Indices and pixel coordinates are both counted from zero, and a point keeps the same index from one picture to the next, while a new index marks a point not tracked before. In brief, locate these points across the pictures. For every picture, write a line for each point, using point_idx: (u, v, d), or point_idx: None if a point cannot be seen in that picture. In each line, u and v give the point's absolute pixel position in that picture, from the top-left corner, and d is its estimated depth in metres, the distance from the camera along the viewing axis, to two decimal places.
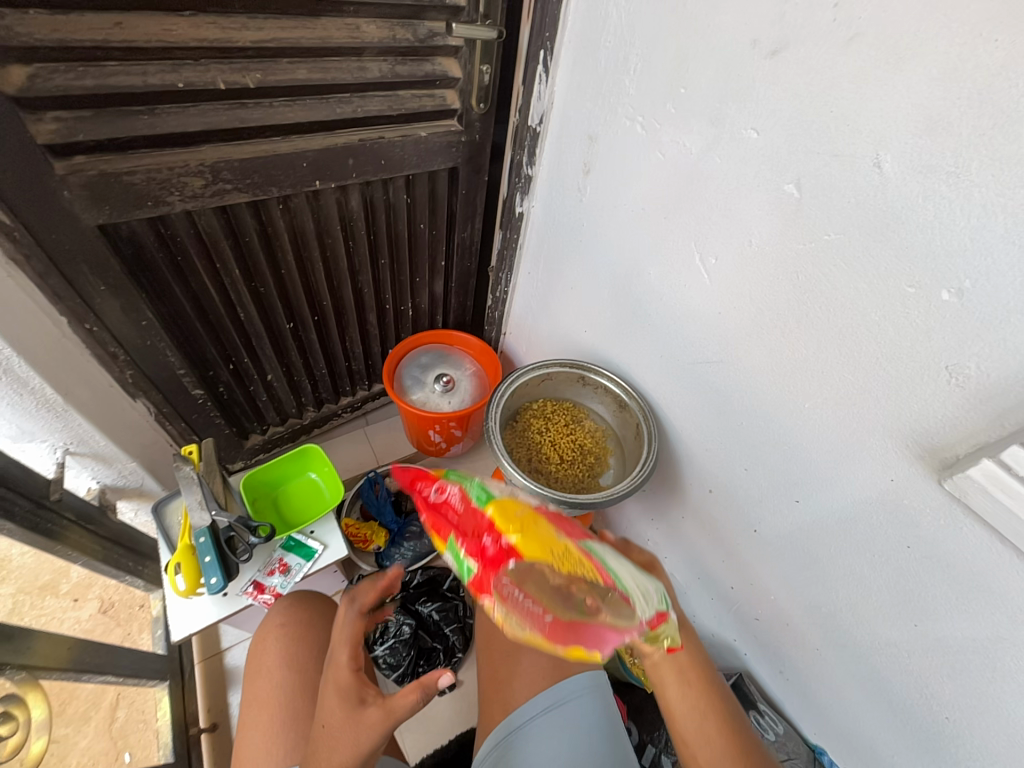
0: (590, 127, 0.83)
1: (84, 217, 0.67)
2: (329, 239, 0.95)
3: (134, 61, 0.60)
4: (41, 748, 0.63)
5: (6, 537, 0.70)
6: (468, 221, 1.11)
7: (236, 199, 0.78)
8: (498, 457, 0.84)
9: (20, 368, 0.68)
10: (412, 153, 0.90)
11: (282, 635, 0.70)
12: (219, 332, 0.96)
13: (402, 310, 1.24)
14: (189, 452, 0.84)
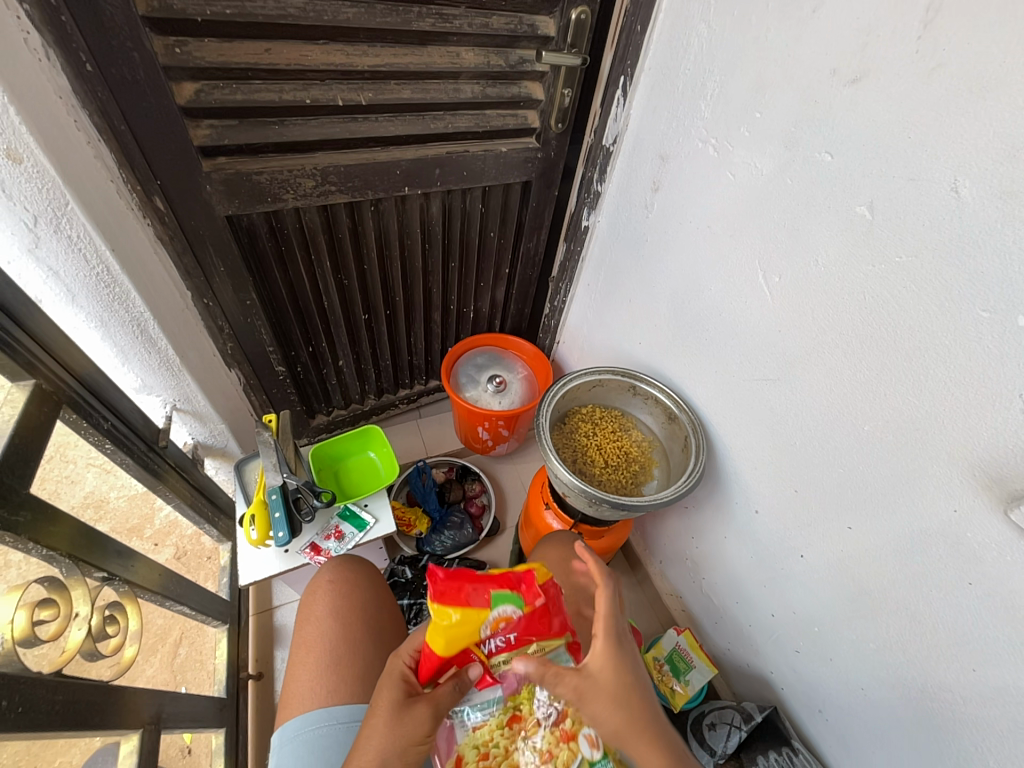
0: (663, 147, 0.87)
1: (218, 207, 0.79)
2: (409, 241, 1.05)
3: (275, 81, 0.71)
4: (132, 656, 0.71)
5: (123, 472, 0.81)
6: (535, 232, 1.18)
7: (337, 200, 0.88)
8: (546, 453, 0.87)
9: (153, 330, 0.79)
10: (492, 167, 0.98)
11: (331, 587, 0.72)
12: (305, 316, 1.07)
13: (464, 312, 1.32)
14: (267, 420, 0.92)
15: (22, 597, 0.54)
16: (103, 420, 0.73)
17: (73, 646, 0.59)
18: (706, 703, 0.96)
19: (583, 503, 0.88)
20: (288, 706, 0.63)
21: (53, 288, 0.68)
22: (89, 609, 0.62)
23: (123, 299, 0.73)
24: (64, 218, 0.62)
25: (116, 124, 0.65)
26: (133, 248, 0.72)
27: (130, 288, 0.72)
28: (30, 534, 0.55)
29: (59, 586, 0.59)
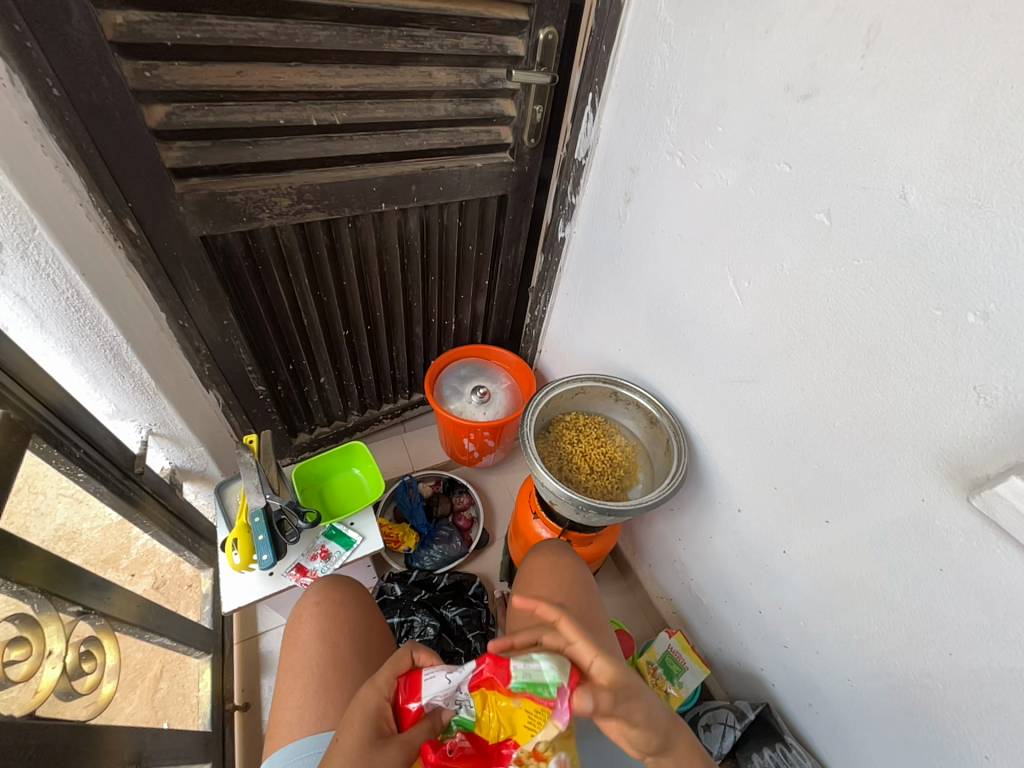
0: (632, 160, 0.90)
1: (192, 228, 0.79)
2: (387, 256, 1.05)
3: (247, 102, 0.72)
4: (110, 692, 0.68)
5: (98, 500, 0.79)
6: (513, 244, 1.19)
7: (314, 218, 0.88)
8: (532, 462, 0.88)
9: (126, 354, 0.78)
10: (467, 182, 0.99)
11: (318, 610, 0.71)
12: (284, 334, 1.06)
13: (446, 325, 1.33)
14: (247, 441, 0.90)
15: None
16: (75, 448, 0.71)
17: (45, 687, 0.57)
18: (700, 705, 0.97)
19: (571, 511, 0.89)
20: (276, 735, 0.61)
21: (20, 315, 0.66)
22: (64, 646, 0.60)
23: (95, 323, 0.72)
24: (31, 243, 0.61)
25: (85, 148, 0.65)
26: (104, 272, 0.71)
27: (102, 311, 0.71)
28: (0, 569, 0.53)
29: (32, 623, 0.57)
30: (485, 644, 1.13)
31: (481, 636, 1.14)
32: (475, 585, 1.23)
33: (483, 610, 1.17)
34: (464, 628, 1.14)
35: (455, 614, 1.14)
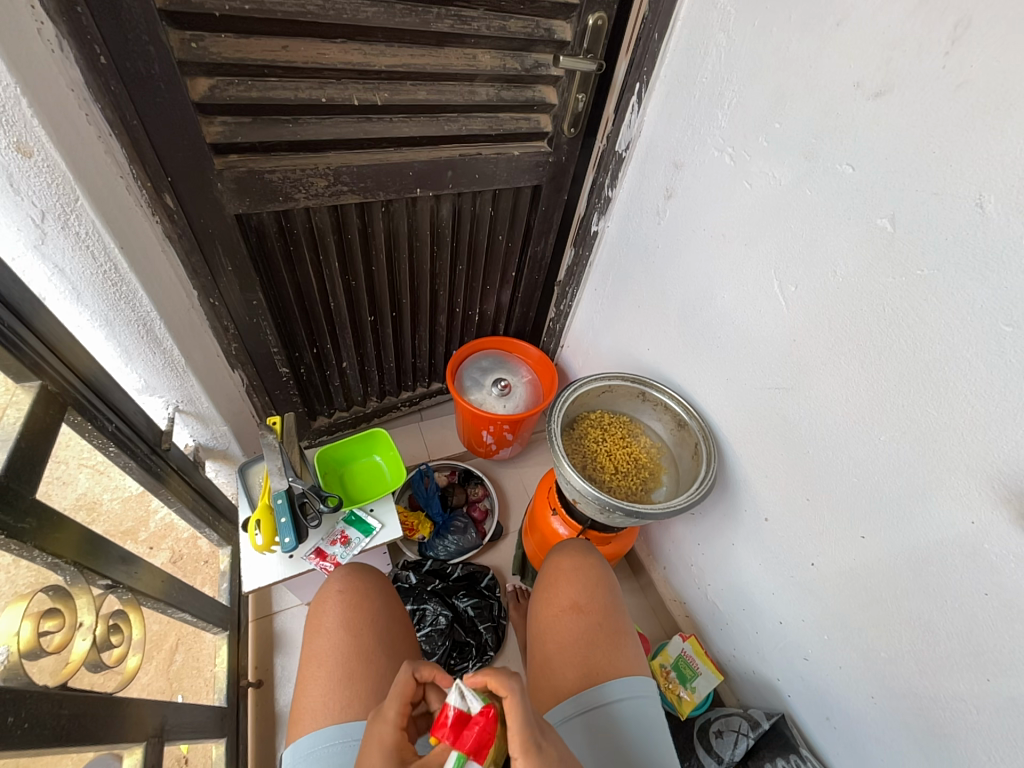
0: (676, 155, 0.87)
1: (228, 206, 0.78)
2: (417, 243, 1.04)
3: (290, 79, 0.70)
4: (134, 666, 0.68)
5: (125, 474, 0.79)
6: (543, 235, 1.18)
7: (348, 200, 0.87)
8: (560, 461, 0.87)
9: (159, 329, 0.77)
10: (503, 170, 0.97)
11: (342, 599, 0.71)
12: (310, 317, 1.06)
13: (469, 314, 1.32)
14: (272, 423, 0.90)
15: (28, 608, 0.52)
16: (108, 422, 0.71)
17: (79, 658, 0.57)
18: (712, 710, 0.96)
19: (596, 512, 0.87)
20: (299, 722, 0.61)
21: (58, 286, 0.66)
22: (94, 619, 0.60)
23: (131, 298, 0.71)
24: (72, 213, 0.60)
25: (128, 119, 0.63)
26: (141, 247, 0.71)
27: (137, 286, 0.70)
28: (37, 540, 0.53)
29: (64, 594, 0.57)
30: (496, 636, 1.14)
31: (492, 628, 1.15)
32: (488, 577, 1.23)
33: (495, 603, 1.18)
34: (476, 619, 1.15)
35: (467, 605, 1.16)
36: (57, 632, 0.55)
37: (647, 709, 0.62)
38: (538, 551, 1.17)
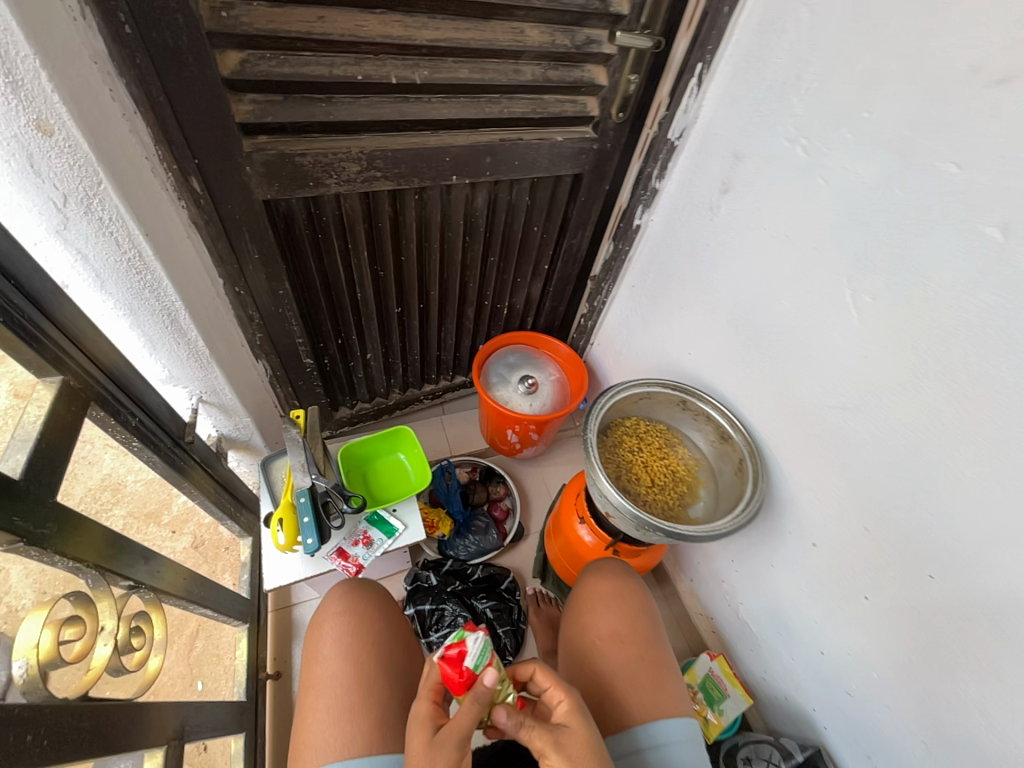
0: (738, 145, 0.80)
1: (256, 191, 0.73)
2: (450, 232, 0.99)
3: (325, 53, 0.65)
4: (156, 668, 0.66)
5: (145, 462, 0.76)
6: (580, 228, 1.12)
7: (382, 186, 0.82)
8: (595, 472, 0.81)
9: (184, 321, 0.74)
10: (544, 156, 0.91)
11: (341, 623, 0.69)
12: (337, 307, 1.02)
13: (497, 307, 1.27)
14: (296, 417, 0.89)
15: (52, 613, 0.49)
16: (131, 416, 0.68)
17: (101, 663, 0.54)
18: (740, 734, 0.92)
19: (631, 529, 0.82)
20: (302, 759, 0.59)
21: (81, 273, 0.63)
22: (116, 623, 0.57)
23: (155, 287, 0.68)
24: (95, 198, 0.56)
25: (154, 96, 0.59)
26: (167, 232, 0.67)
27: (163, 276, 0.67)
28: (61, 545, 0.50)
29: (87, 600, 0.54)
30: (514, 640, 1.13)
31: (511, 632, 1.13)
32: (508, 580, 1.20)
33: (514, 606, 1.16)
34: (495, 622, 1.13)
35: (486, 607, 1.14)
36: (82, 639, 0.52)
37: (691, 757, 0.57)
38: (560, 555, 1.14)
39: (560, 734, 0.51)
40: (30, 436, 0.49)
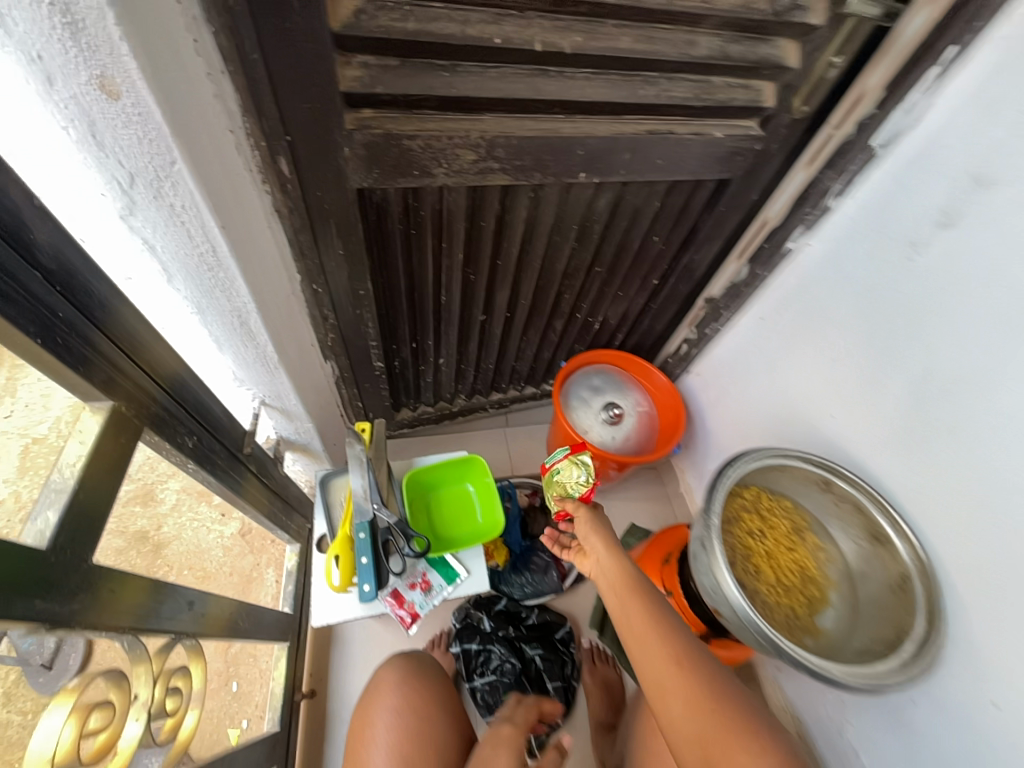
0: (985, 165, 0.58)
1: (351, 178, 0.60)
2: (559, 237, 0.83)
3: (460, 6, 0.50)
4: (193, 726, 0.58)
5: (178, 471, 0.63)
6: (708, 242, 0.93)
7: (495, 181, 0.67)
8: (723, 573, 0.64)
9: (255, 325, 0.63)
10: (694, 156, 0.73)
11: (399, 694, 0.68)
12: (418, 310, 0.90)
13: (589, 320, 1.11)
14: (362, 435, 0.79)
15: (79, 698, 0.40)
16: (187, 437, 0.58)
17: (129, 750, 0.45)
18: None
19: (746, 643, 0.66)
20: None
21: (146, 265, 0.53)
22: (150, 691, 0.48)
23: (227, 286, 0.57)
24: (167, 181, 0.45)
25: (246, 52, 0.47)
26: (245, 222, 0.55)
27: (237, 276, 0.55)
28: (93, 618, 0.41)
29: (117, 678, 0.44)
30: (565, 700, 1.00)
31: (562, 691, 1.01)
32: (564, 629, 1.08)
33: (568, 661, 1.03)
34: (545, 676, 1.01)
35: (536, 656, 1.02)
36: (107, 726, 0.43)
37: None
38: None
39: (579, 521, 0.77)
40: (66, 486, 0.40)
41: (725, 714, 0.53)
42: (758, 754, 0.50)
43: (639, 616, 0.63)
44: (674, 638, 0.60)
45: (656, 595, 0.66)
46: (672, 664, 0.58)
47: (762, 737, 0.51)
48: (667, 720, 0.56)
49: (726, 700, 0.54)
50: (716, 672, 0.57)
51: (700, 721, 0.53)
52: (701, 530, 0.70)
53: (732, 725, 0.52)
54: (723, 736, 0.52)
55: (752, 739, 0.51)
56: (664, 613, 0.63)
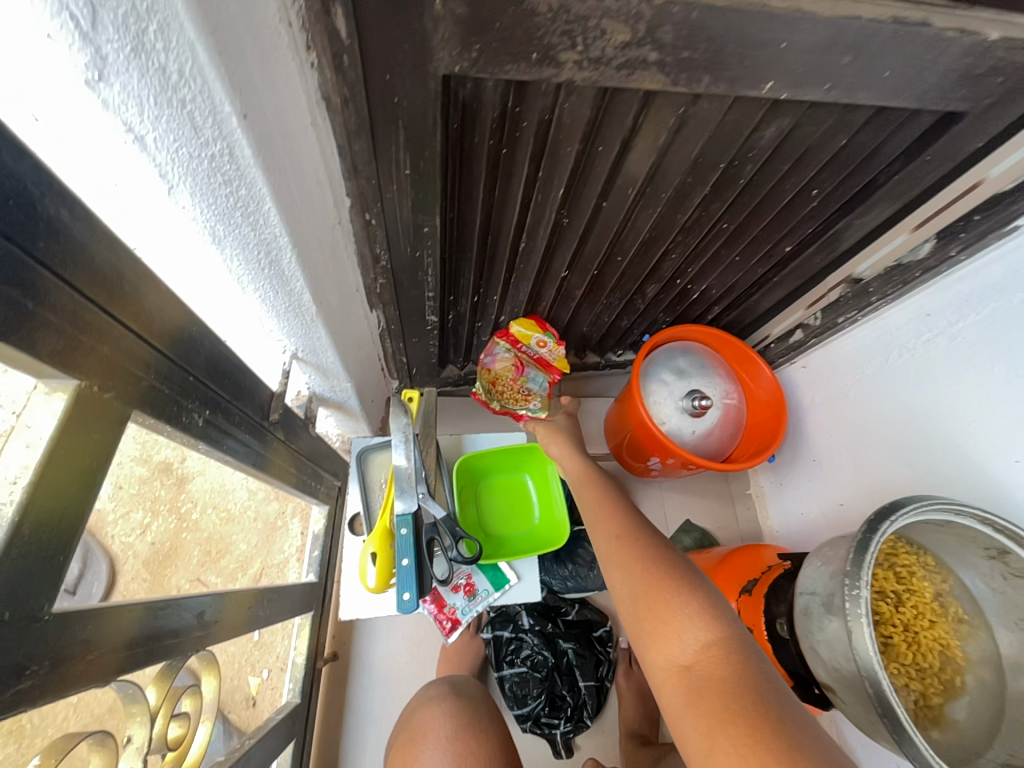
0: None
1: (438, 57, 0.39)
2: (694, 177, 0.61)
3: None
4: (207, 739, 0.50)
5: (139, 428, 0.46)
6: (885, 203, 0.69)
7: (643, 83, 0.45)
8: (871, 669, 0.49)
9: (287, 264, 0.47)
10: (938, 68, 0.49)
11: (450, 750, 0.47)
12: (490, 256, 0.71)
13: (687, 288, 0.90)
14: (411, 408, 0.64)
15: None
16: (197, 414, 0.44)
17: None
18: None
19: (867, 734, 0.54)
20: None
21: (131, 171, 0.35)
22: (148, 730, 0.39)
23: (252, 207, 0.40)
24: (154, 23, 0.27)
25: None
26: (279, 112, 0.37)
27: (263, 189, 0.39)
28: (54, 688, 0.30)
29: (101, 740, 0.34)
30: (596, 701, 0.93)
31: (594, 691, 0.93)
32: (604, 627, 0.99)
33: (603, 662, 0.95)
34: (576, 672, 0.93)
35: (569, 650, 0.94)
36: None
37: None
38: None
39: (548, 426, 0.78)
40: (3, 518, 0.26)
41: (680, 577, 0.49)
42: (696, 609, 0.45)
43: (597, 504, 0.62)
44: (615, 517, 0.59)
45: (613, 484, 0.65)
46: (610, 536, 0.56)
47: (710, 601, 0.46)
48: (617, 596, 0.52)
49: (664, 559, 0.51)
50: (670, 552, 0.53)
51: (647, 574, 0.50)
52: (834, 591, 0.55)
53: (663, 582, 0.48)
54: (646, 594, 0.48)
55: (683, 590, 0.47)
56: (616, 493, 0.63)
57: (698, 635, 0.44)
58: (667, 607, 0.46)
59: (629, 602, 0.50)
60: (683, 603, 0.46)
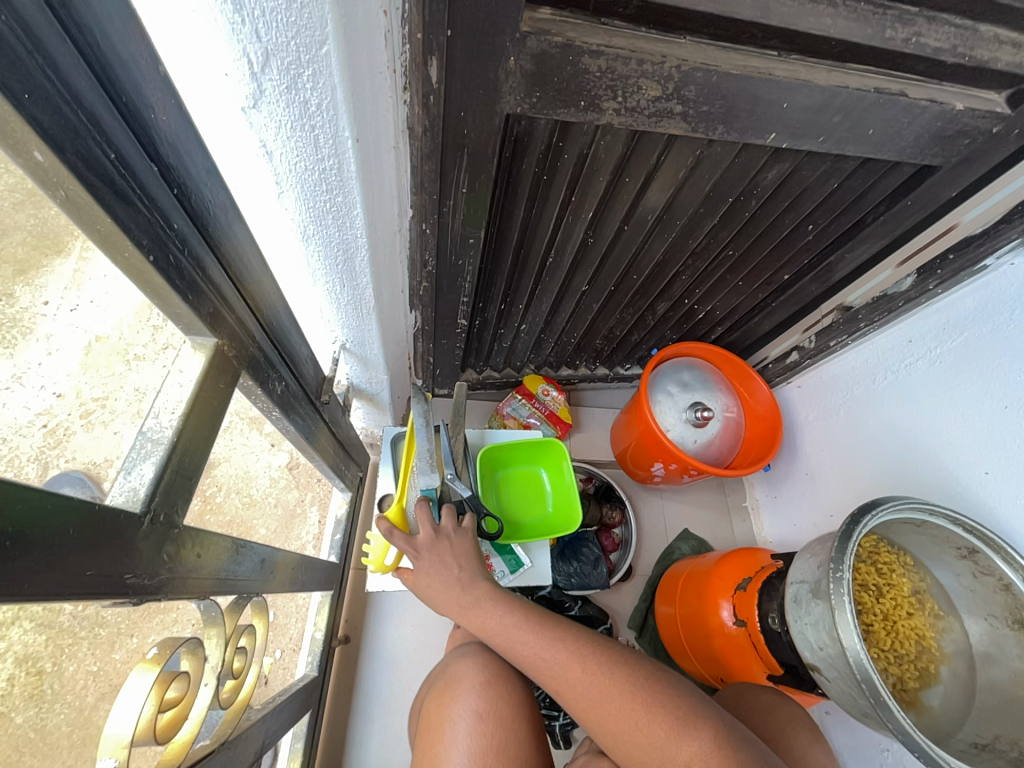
0: None
1: (505, 100, 0.49)
2: (705, 209, 0.70)
3: None
4: (250, 685, 0.55)
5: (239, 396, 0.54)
6: (872, 239, 0.78)
7: (668, 130, 0.54)
8: (851, 639, 0.55)
9: (360, 264, 0.55)
10: (916, 130, 0.58)
11: (482, 691, 0.55)
12: (520, 268, 0.79)
13: (694, 308, 0.98)
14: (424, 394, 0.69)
15: (164, 665, 0.37)
16: (278, 383, 0.51)
17: (201, 716, 0.42)
18: None
19: (850, 710, 0.60)
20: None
21: (258, 177, 0.43)
22: (221, 655, 0.45)
23: (342, 212, 0.48)
24: (307, 68, 0.35)
25: None
26: (376, 137, 0.45)
27: (357, 200, 0.47)
28: (177, 588, 0.37)
29: (193, 644, 0.40)
30: None
31: None
32: (604, 625, 1.03)
33: None
34: None
35: None
36: (184, 697, 0.39)
37: None
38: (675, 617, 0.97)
39: (421, 565, 0.60)
40: (165, 436, 0.34)
41: (644, 689, 0.50)
42: (664, 722, 0.47)
43: (519, 645, 0.54)
44: (558, 648, 0.53)
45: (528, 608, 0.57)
46: (557, 685, 0.52)
47: (676, 705, 0.49)
48: (582, 709, 0.50)
49: (610, 676, 0.51)
50: (616, 652, 0.54)
51: (604, 709, 0.49)
52: (823, 577, 0.61)
53: (630, 696, 0.49)
54: (620, 708, 0.49)
55: (650, 694, 0.50)
56: (547, 652, 0.53)
57: (691, 742, 0.45)
58: (645, 718, 0.48)
59: (598, 720, 0.49)
60: (659, 713, 0.48)
